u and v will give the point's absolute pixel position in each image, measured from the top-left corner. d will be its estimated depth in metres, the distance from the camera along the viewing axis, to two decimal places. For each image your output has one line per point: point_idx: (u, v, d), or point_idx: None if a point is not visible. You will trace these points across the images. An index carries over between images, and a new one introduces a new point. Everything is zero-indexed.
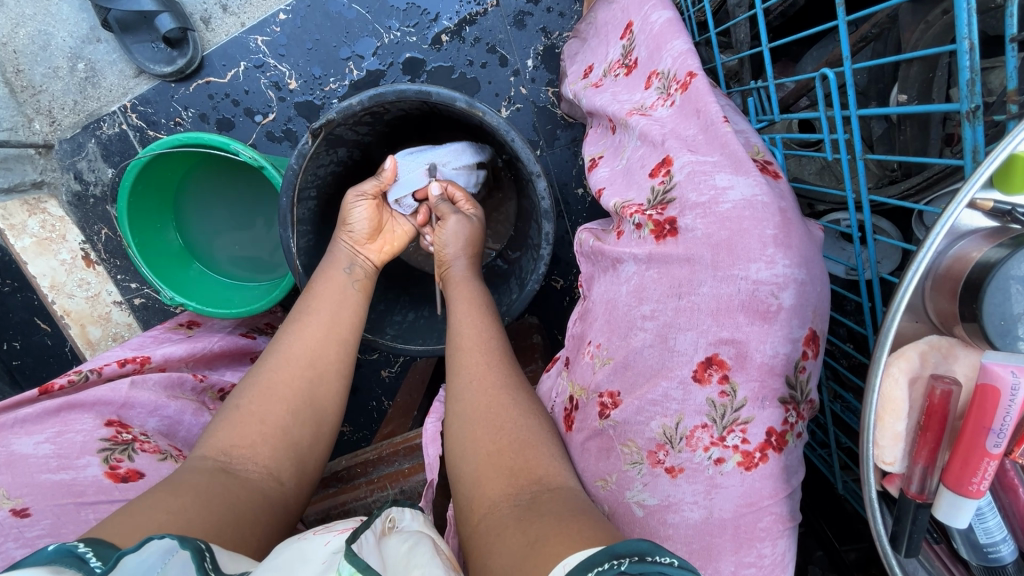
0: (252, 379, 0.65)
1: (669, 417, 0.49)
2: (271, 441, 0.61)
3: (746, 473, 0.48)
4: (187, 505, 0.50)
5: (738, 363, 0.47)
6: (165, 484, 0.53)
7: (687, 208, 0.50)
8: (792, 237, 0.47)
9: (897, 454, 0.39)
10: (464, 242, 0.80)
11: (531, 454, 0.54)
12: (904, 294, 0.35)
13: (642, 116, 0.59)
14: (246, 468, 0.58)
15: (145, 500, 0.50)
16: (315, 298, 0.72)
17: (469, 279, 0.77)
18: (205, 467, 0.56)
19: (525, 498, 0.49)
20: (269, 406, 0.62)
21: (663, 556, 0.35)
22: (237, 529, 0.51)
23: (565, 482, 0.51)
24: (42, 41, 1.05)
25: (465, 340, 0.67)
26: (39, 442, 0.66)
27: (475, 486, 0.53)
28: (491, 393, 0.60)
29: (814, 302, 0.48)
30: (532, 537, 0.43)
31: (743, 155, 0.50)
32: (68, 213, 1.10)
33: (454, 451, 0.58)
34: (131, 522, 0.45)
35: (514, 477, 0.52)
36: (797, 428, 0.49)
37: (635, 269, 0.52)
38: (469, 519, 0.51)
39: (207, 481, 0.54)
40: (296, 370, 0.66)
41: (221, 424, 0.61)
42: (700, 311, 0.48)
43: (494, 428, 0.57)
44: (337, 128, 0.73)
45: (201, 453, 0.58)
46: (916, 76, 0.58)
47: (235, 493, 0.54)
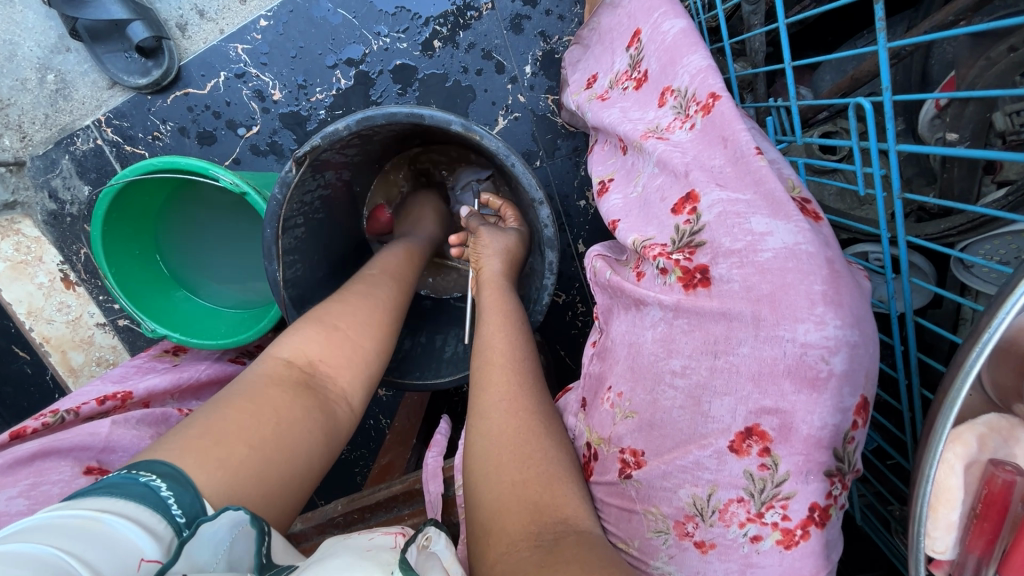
0: (340, 304, 0.66)
1: (699, 487, 0.44)
2: (355, 372, 0.63)
3: (786, 552, 0.43)
4: (268, 434, 0.51)
5: (781, 435, 0.42)
6: (251, 387, 0.54)
7: (721, 255, 0.45)
8: (842, 293, 0.42)
9: (950, 543, 0.35)
10: (501, 253, 0.75)
11: (559, 491, 0.50)
12: (966, 379, 0.31)
13: (659, 140, 0.54)
14: (330, 389, 0.60)
15: (230, 412, 0.51)
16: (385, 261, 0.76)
17: (502, 289, 0.71)
18: (291, 377, 0.57)
19: (548, 539, 0.45)
20: (360, 339, 0.64)
21: None
22: (306, 462, 0.53)
23: (591, 527, 0.48)
24: (8, 51, 0.98)
25: (493, 355, 0.63)
26: (11, 497, 0.62)
27: (493, 517, 0.49)
28: (521, 417, 0.56)
29: (866, 365, 0.43)
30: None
31: (782, 196, 0.45)
32: (44, 233, 1.04)
33: (474, 481, 0.54)
34: (214, 448, 0.46)
35: (538, 514, 0.48)
36: (840, 501, 0.44)
37: (661, 315, 0.48)
38: (483, 554, 0.48)
39: (297, 396, 0.56)
40: (382, 318, 0.68)
41: (313, 333, 0.62)
42: (739, 374, 0.43)
43: (524, 458, 0.52)
44: (323, 154, 0.68)
45: (288, 354, 0.59)
46: (973, 114, 0.52)
47: (316, 416, 0.56)
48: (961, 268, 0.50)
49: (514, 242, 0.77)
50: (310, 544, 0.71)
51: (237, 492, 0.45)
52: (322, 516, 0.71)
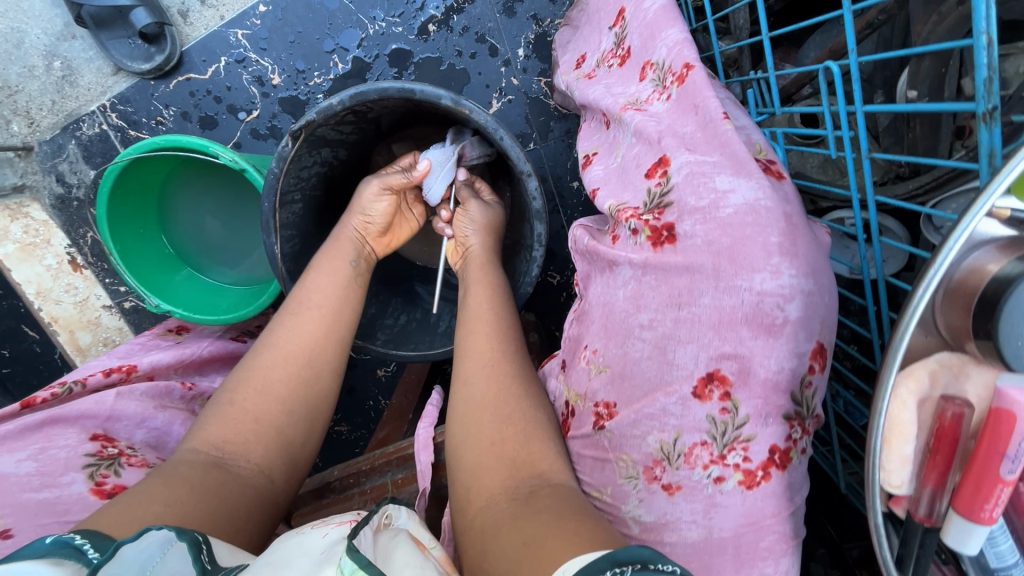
0: (245, 372, 0.63)
1: (666, 433, 0.47)
2: (264, 439, 0.59)
3: (748, 492, 0.46)
4: (182, 503, 0.49)
5: (740, 379, 0.45)
6: (153, 478, 0.52)
7: (686, 213, 0.47)
8: (797, 245, 0.45)
9: (905, 476, 0.37)
10: (481, 228, 0.77)
11: (536, 446, 0.53)
12: (915, 313, 0.32)
13: (637, 112, 0.56)
14: (239, 464, 0.57)
15: (135, 498, 0.48)
16: (317, 290, 0.69)
17: (488, 264, 0.74)
18: (198, 461, 0.55)
19: (523, 492, 0.48)
20: (264, 405, 0.61)
21: (666, 562, 0.35)
22: (230, 527, 0.50)
23: (567, 480, 0.50)
24: (16, 39, 1.01)
25: (478, 324, 0.65)
26: (20, 460, 0.65)
27: (473, 476, 0.52)
28: (500, 380, 0.59)
29: (821, 313, 0.46)
30: (527, 538, 0.42)
31: (745, 155, 0.47)
32: (52, 217, 1.07)
33: (455, 442, 0.57)
34: (121, 521, 0.45)
35: (515, 470, 0.51)
36: (801, 445, 0.47)
37: (632, 274, 0.50)
38: (466, 509, 0.51)
39: (199, 476, 0.53)
40: (293, 368, 0.63)
41: (213, 417, 0.59)
42: (701, 323, 0.46)
43: (502, 417, 0.55)
44: (318, 129, 0.70)
45: (191, 445, 0.57)
46: (927, 71, 0.55)
47: (230, 491, 0.53)
48: (930, 228, 0.52)
49: (498, 216, 0.80)
50: (307, 508, 0.73)
51: None
52: (318, 481, 0.76)
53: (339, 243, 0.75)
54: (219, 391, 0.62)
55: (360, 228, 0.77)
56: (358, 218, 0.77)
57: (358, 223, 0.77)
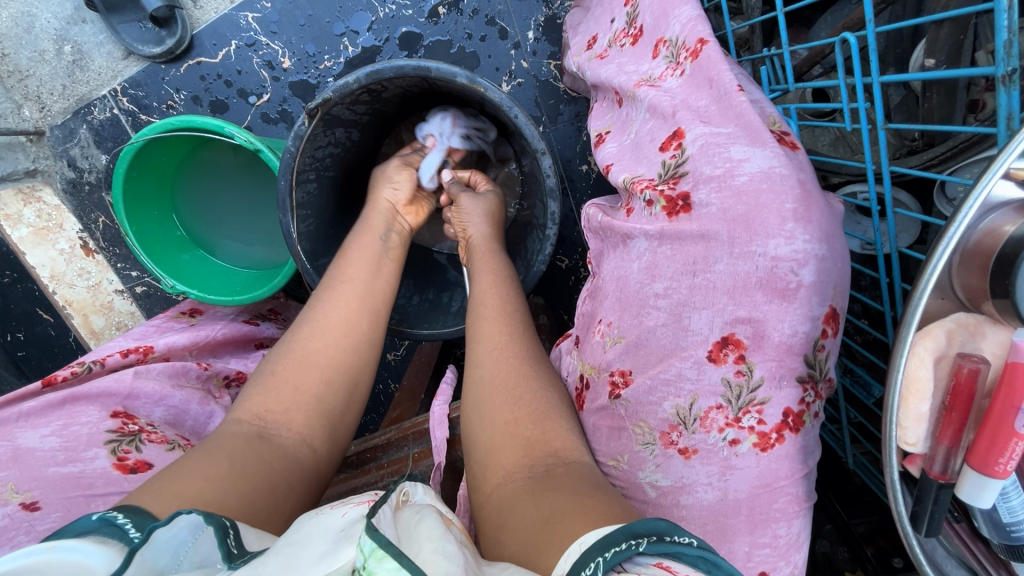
0: (286, 345, 0.63)
1: (682, 398, 0.48)
2: (305, 410, 0.60)
3: (762, 454, 0.47)
4: (226, 472, 0.50)
5: (754, 343, 0.46)
6: (202, 447, 0.54)
7: (701, 182, 0.48)
8: (811, 211, 0.46)
9: (921, 434, 0.38)
10: (487, 216, 0.78)
11: (549, 426, 0.53)
12: (933, 271, 0.33)
13: (650, 87, 0.56)
14: (281, 434, 0.58)
15: (184, 465, 0.50)
16: (350, 266, 0.70)
17: (494, 249, 0.74)
18: (242, 431, 0.56)
19: (539, 471, 0.49)
20: (304, 375, 0.61)
21: (682, 536, 0.36)
22: (271, 495, 0.51)
23: (581, 457, 0.51)
24: (26, 23, 1.01)
25: (487, 308, 0.65)
26: (44, 435, 0.64)
27: (488, 455, 0.53)
28: (512, 362, 0.59)
29: (835, 278, 0.47)
30: (544, 514, 0.43)
31: (760, 125, 0.48)
32: (64, 201, 1.08)
33: (468, 421, 0.57)
34: (170, 489, 0.46)
35: (530, 448, 0.52)
36: (814, 408, 0.48)
37: (647, 246, 0.51)
38: (482, 488, 0.52)
39: (242, 447, 0.54)
40: (331, 339, 0.64)
41: (257, 388, 0.61)
42: (716, 289, 0.46)
43: (513, 399, 0.55)
44: (334, 108, 0.71)
45: (236, 415, 0.58)
46: (947, 38, 0.56)
47: (271, 460, 0.54)
48: (942, 200, 0.53)
49: (493, 203, 0.80)
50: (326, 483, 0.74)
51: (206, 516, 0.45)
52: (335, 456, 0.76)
53: (370, 220, 0.76)
54: (263, 361, 0.64)
55: (389, 204, 0.79)
56: (386, 190, 0.79)
57: (387, 194, 0.79)
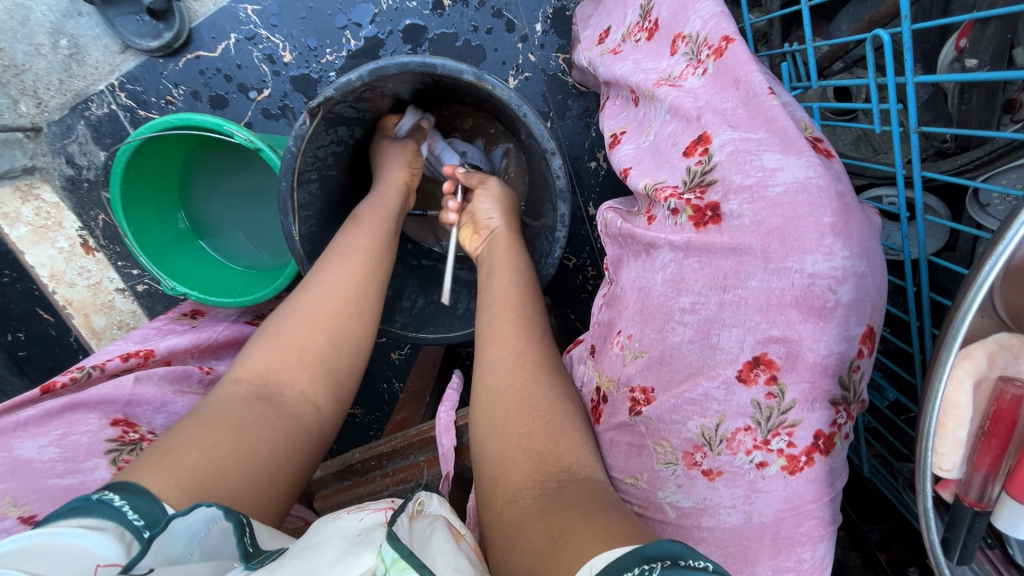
0: (291, 305, 0.62)
1: (708, 418, 0.46)
2: (308, 370, 0.59)
3: (789, 477, 0.45)
4: (221, 437, 0.49)
5: (788, 363, 0.44)
6: (199, 413, 0.52)
7: (732, 192, 0.46)
8: (850, 225, 0.44)
9: (956, 460, 0.37)
10: (504, 210, 0.76)
11: (564, 441, 0.51)
12: (978, 292, 0.31)
13: (670, 87, 0.54)
14: (283, 394, 0.56)
15: (178, 430, 0.49)
16: (358, 233, 0.69)
17: (514, 247, 0.72)
18: (243, 391, 0.55)
19: (551, 487, 0.47)
20: (308, 337, 0.60)
21: (696, 559, 0.34)
22: (267, 458, 0.51)
23: (595, 474, 0.49)
24: (21, 16, 0.98)
25: (503, 310, 0.63)
26: (43, 446, 0.63)
27: (499, 469, 0.51)
28: (525, 372, 0.57)
29: (873, 296, 0.44)
30: (555, 533, 0.41)
31: (793, 133, 0.45)
32: (63, 199, 1.06)
33: (478, 432, 0.55)
34: (159, 458, 0.45)
35: (543, 464, 0.49)
36: (844, 430, 0.46)
37: (672, 257, 0.48)
38: (492, 505, 0.50)
39: (242, 409, 0.53)
40: (336, 303, 0.62)
41: (259, 347, 0.59)
42: (748, 306, 0.44)
43: (527, 411, 0.53)
44: (336, 106, 0.68)
45: (237, 374, 0.57)
46: (991, 37, 0.52)
47: (270, 421, 0.53)
48: (976, 207, 0.52)
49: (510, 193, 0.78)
50: (329, 491, 0.74)
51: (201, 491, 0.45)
52: (338, 462, 0.74)
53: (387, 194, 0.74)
54: (267, 322, 0.62)
55: (407, 180, 0.77)
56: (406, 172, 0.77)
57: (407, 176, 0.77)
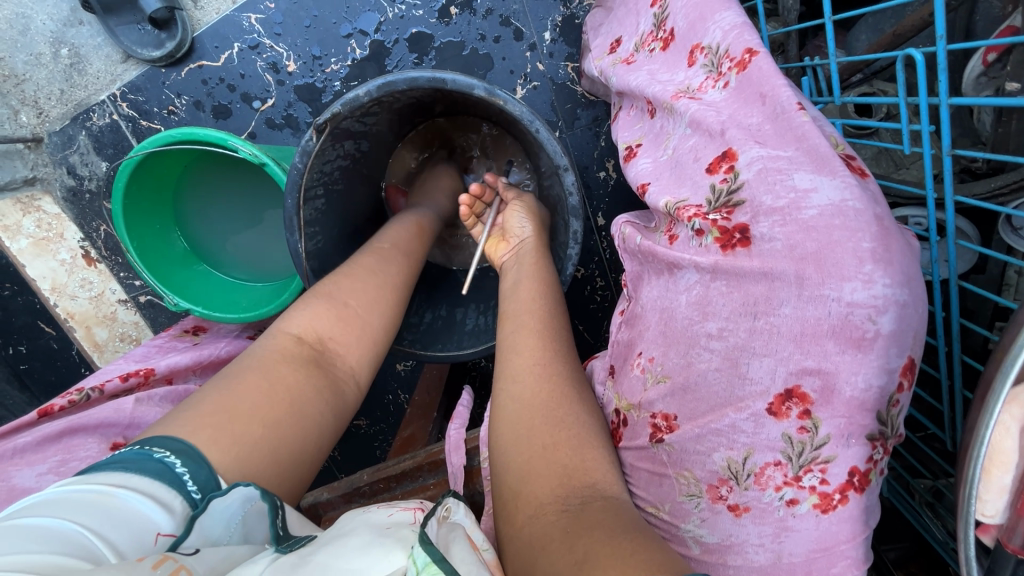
0: (352, 276, 0.63)
1: (735, 451, 0.44)
2: (361, 347, 0.61)
3: (822, 515, 0.44)
4: (285, 402, 0.50)
5: (822, 398, 0.42)
6: (254, 361, 0.53)
7: (761, 213, 0.44)
8: (892, 250, 0.42)
9: (1001, 507, 0.34)
10: (535, 223, 0.75)
11: (590, 456, 0.49)
12: None
13: (690, 100, 0.52)
14: (337, 363, 0.58)
15: (242, 386, 0.49)
16: (409, 231, 0.73)
17: (542, 261, 0.70)
18: (302, 353, 0.56)
19: (575, 503, 0.45)
20: (367, 315, 0.62)
21: None
22: (318, 434, 0.52)
23: (619, 494, 0.47)
24: (21, 25, 0.97)
25: (529, 320, 0.61)
26: (41, 474, 0.61)
27: (521, 480, 0.48)
28: (546, 385, 0.55)
29: (914, 325, 0.43)
30: (579, 556, 0.39)
31: (826, 151, 0.43)
32: (64, 210, 1.04)
33: (500, 438, 0.53)
34: (226, 424, 0.45)
35: (567, 479, 0.47)
36: (879, 465, 0.45)
37: (698, 278, 0.47)
38: (512, 518, 0.47)
39: (304, 374, 0.54)
40: (390, 291, 0.65)
41: (320, 310, 0.59)
42: (780, 335, 0.42)
43: (555, 422, 0.51)
44: (343, 121, 0.67)
45: (296, 332, 0.57)
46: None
47: (326, 391, 0.55)
48: (1008, 230, 0.50)
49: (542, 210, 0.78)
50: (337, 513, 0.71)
51: (260, 467, 0.45)
52: (347, 484, 0.73)
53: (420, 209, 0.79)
54: (322, 281, 0.63)
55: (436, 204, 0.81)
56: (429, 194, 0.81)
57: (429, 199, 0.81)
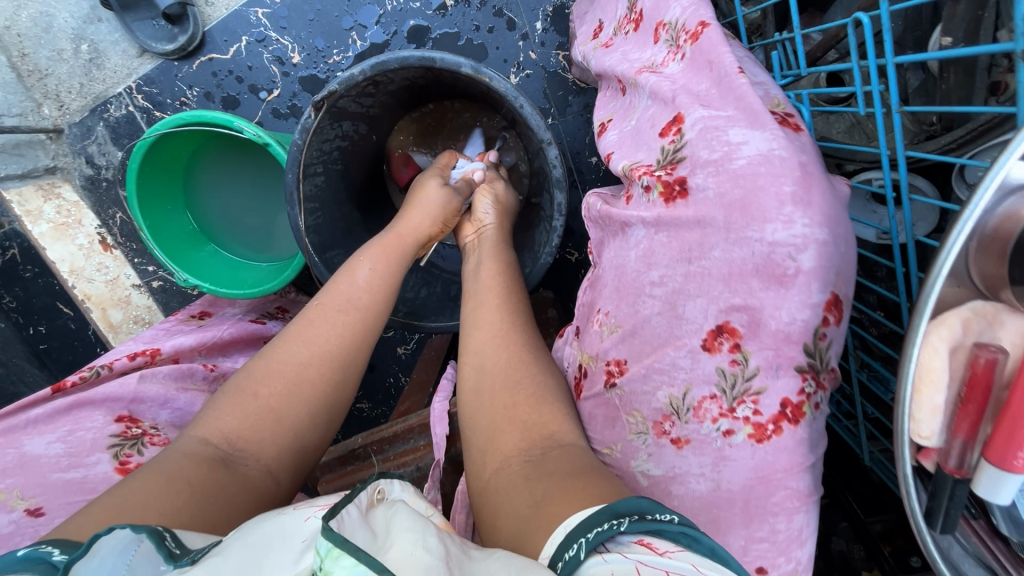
0: (271, 363, 0.60)
1: (676, 387, 0.48)
2: (279, 442, 0.57)
3: (757, 445, 0.46)
4: (182, 503, 0.47)
5: (750, 331, 0.46)
6: (150, 473, 0.50)
7: (699, 166, 0.48)
8: (811, 193, 0.45)
9: (935, 427, 0.37)
10: (498, 211, 0.80)
11: (546, 410, 0.53)
12: (947, 256, 0.32)
13: (651, 74, 0.55)
14: (248, 463, 0.54)
15: (132, 491, 0.47)
16: (357, 288, 0.67)
17: (502, 244, 0.75)
18: (205, 455, 0.53)
19: (536, 454, 0.49)
20: (287, 404, 0.58)
21: (664, 514, 0.38)
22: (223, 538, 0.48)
23: (577, 441, 0.51)
24: (44, 23, 1.03)
25: (488, 295, 0.65)
26: (50, 442, 0.66)
27: (488, 440, 0.53)
28: (511, 348, 0.59)
29: (836, 263, 0.45)
30: (538, 498, 0.44)
31: (760, 107, 0.47)
32: (82, 197, 1.10)
33: (466, 408, 0.57)
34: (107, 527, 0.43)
35: (527, 432, 0.51)
36: (814, 399, 0.47)
37: (645, 233, 0.51)
38: (481, 473, 0.52)
39: (205, 474, 0.50)
40: (318, 370, 0.60)
41: (229, 407, 0.57)
42: (711, 276, 0.47)
43: (512, 384, 0.55)
44: (340, 100, 0.71)
45: (201, 435, 0.55)
46: (964, 14, 0.54)
47: (233, 491, 0.51)
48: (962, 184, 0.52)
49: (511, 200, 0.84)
50: (333, 475, 0.75)
51: None
52: (343, 449, 0.77)
53: (402, 237, 0.74)
54: (235, 376, 0.61)
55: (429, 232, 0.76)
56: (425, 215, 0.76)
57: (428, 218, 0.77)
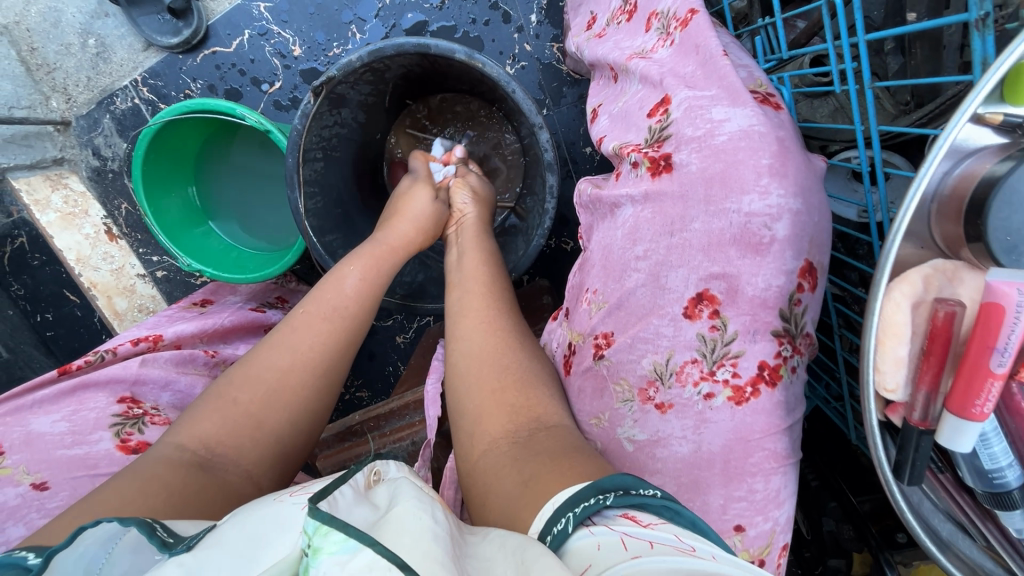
0: (252, 368, 0.61)
1: (659, 354, 0.50)
2: (259, 447, 0.58)
3: (736, 407, 0.48)
4: (156, 507, 0.48)
5: (728, 297, 0.48)
6: (127, 478, 0.51)
7: (683, 143, 0.50)
8: (787, 166, 0.47)
9: (899, 379, 0.38)
10: (477, 201, 0.83)
11: (533, 394, 0.55)
12: (904, 216, 0.34)
13: (642, 59, 0.57)
14: (226, 468, 0.55)
15: (107, 496, 0.48)
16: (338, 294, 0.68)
17: (483, 232, 0.78)
18: (183, 460, 0.53)
19: (523, 434, 0.51)
20: (267, 409, 0.59)
21: (646, 489, 0.40)
22: None
23: (562, 422, 0.53)
24: (53, 18, 1.06)
25: (474, 284, 0.67)
26: (55, 420, 0.68)
27: (476, 422, 0.54)
28: (498, 335, 0.61)
29: (811, 232, 0.47)
30: (525, 477, 0.46)
31: (740, 86, 0.49)
32: (89, 188, 1.14)
33: (454, 394, 0.58)
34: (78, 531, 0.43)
35: (515, 414, 0.53)
36: (791, 363, 0.49)
37: (632, 211, 0.53)
38: (470, 454, 0.53)
39: (182, 478, 0.51)
40: (297, 377, 0.61)
41: (209, 413, 0.58)
42: (692, 247, 0.48)
43: (500, 367, 0.57)
44: (338, 87, 0.73)
45: (181, 440, 0.56)
46: None
47: (208, 495, 0.51)
48: None
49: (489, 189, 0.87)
50: (330, 451, 0.77)
51: None
52: (342, 425, 0.79)
53: (390, 244, 0.75)
54: (217, 381, 0.62)
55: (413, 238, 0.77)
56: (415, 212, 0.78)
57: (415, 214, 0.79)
